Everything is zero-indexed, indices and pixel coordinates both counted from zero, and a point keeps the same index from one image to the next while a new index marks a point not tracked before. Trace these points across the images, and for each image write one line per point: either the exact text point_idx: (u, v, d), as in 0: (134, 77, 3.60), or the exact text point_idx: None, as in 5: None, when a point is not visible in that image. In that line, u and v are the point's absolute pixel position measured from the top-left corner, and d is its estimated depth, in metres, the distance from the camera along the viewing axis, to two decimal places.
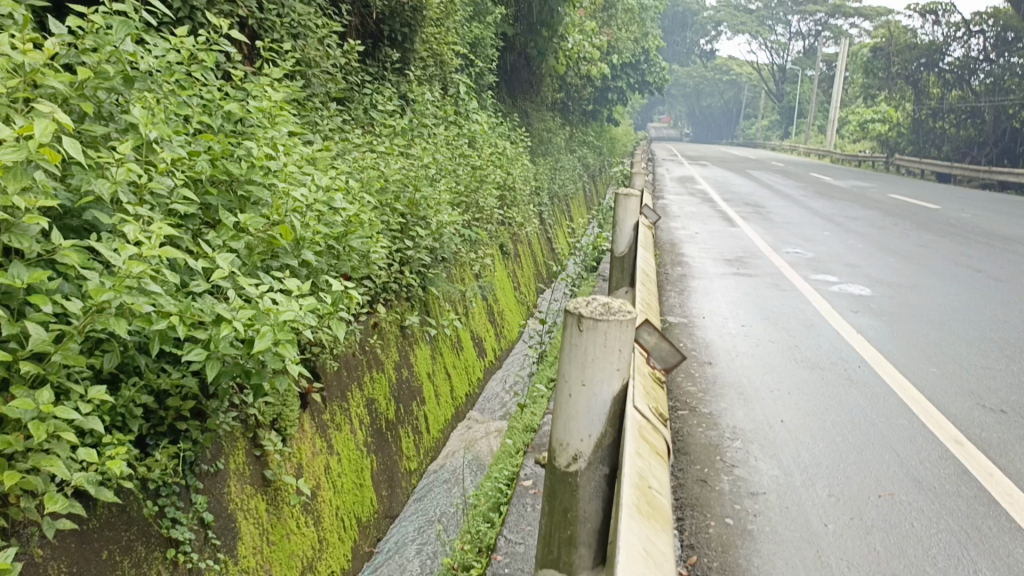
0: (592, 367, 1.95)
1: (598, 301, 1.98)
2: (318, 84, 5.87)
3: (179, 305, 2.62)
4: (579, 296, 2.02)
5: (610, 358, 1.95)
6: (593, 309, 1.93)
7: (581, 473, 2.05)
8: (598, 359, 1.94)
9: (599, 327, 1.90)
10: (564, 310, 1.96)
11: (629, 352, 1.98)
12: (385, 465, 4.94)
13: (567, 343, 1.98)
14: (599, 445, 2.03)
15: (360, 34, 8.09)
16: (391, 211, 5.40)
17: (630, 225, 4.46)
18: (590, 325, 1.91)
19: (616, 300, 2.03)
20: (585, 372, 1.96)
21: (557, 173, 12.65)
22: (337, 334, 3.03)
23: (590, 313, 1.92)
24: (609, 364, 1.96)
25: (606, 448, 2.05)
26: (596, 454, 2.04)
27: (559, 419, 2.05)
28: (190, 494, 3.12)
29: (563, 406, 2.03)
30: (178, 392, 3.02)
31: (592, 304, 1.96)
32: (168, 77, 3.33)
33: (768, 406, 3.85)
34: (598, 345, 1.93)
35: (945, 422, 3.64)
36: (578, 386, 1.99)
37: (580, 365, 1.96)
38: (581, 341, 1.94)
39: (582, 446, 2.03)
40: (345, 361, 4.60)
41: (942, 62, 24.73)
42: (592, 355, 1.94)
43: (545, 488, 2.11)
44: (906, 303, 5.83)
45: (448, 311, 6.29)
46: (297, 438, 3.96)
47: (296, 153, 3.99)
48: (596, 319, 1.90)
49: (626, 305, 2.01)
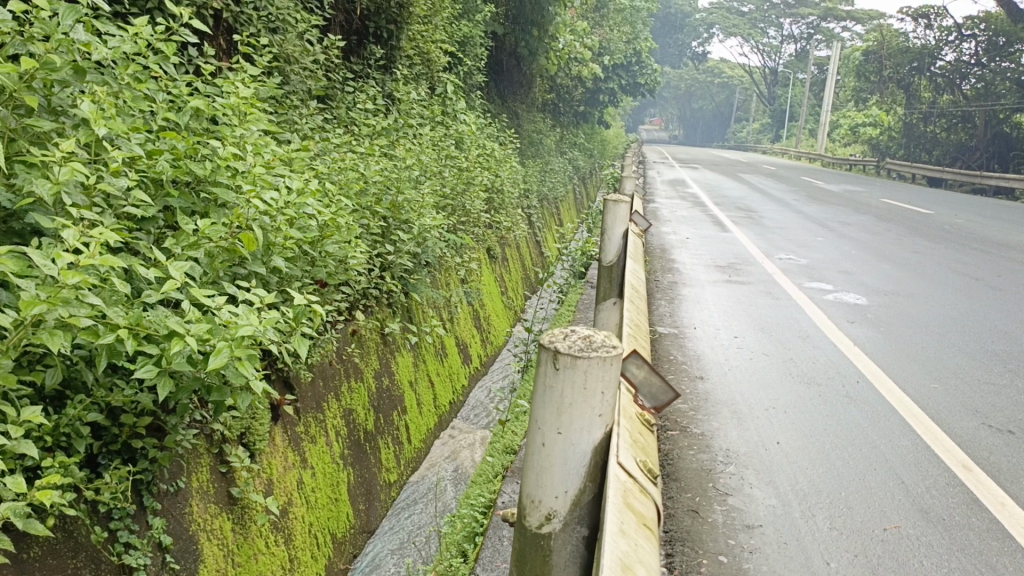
0: (569, 412, 1.75)
1: (578, 336, 1.78)
2: (298, 81, 5.68)
3: (129, 317, 2.43)
4: (556, 328, 1.82)
5: (589, 402, 1.74)
6: (571, 345, 1.72)
7: (556, 535, 1.86)
8: (577, 403, 1.74)
9: (579, 364, 1.69)
10: (539, 346, 1.75)
11: (612, 397, 1.78)
12: (363, 477, 4.73)
13: (542, 384, 1.77)
14: (576, 503, 1.85)
15: (345, 31, 7.90)
16: (372, 214, 5.22)
17: (619, 233, 4.27)
18: (568, 362, 1.70)
19: (599, 333, 1.82)
20: (561, 418, 1.76)
21: (547, 176, 12.48)
22: (304, 353, 2.83)
23: (568, 349, 1.71)
24: (590, 410, 1.76)
25: (584, 507, 1.86)
26: (573, 514, 1.85)
27: (531, 473, 1.85)
28: (147, 517, 2.91)
29: (536, 457, 1.83)
30: (133, 408, 2.82)
31: (570, 338, 1.75)
32: (125, 71, 3.14)
33: (763, 426, 3.68)
34: (578, 386, 1.72)
35: (949, 444, 3.47)
36: (553, 434, 1.79)
37: (555, 411, 1.76)
38: (557, 381, 1.73)
39: (556, 505, 1.84)
40: (321, 371, 4.41)
41: (932, 67, 24.64)
42: (570, 399, 1.74)
43: (514, 549, 1.93)
44: (902, 313, 5.67)
45: (431, 316, 6.10)
46: (267, 453, 3.76)
47: (269, 154, 3.81)
48: (574, 356, 1.69)
49: (610, 339, 1.80)
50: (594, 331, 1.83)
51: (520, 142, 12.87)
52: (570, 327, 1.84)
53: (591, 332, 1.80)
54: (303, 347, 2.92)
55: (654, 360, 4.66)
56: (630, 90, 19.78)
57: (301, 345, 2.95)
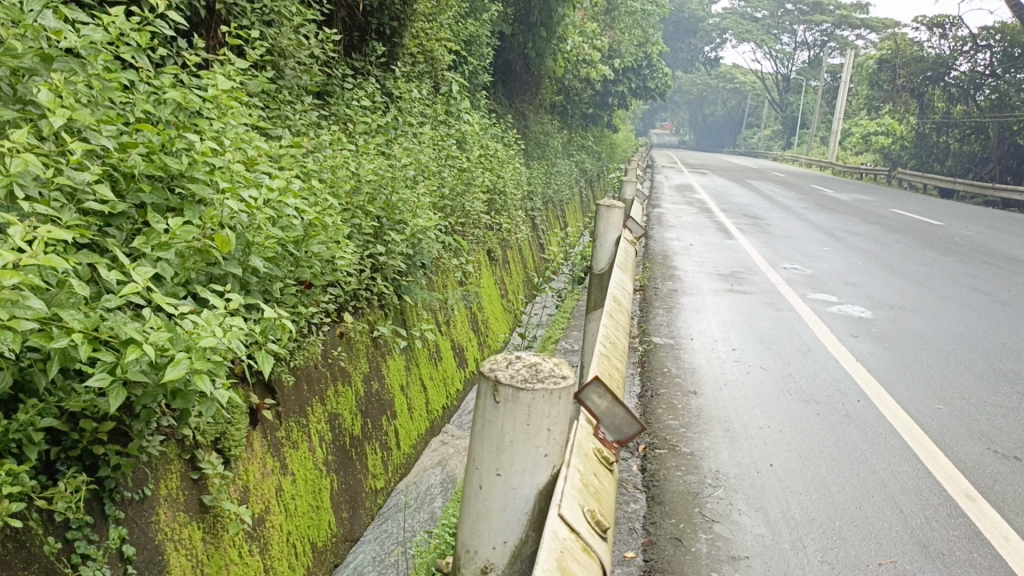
0: (509, 453, 1.62)
1: (523, 364, 1.65)
2: (293, 76, 5.56)
3: (86, 321, 2.33)
4: (500, 355, 1.70)
5: (532, 440, 1.62)
6: (513, 375, 1.61)
7: None
8: (519, 441, 1.61)
9: (522, 398, 1.58)
10: (479, 375, 1.63)
11: (559, 437, 1.66)
12: (348, 484, 4.58)
13: (482, 420, 1.65)
14: (516, 554, 1.70)
15: (347, 27, 7.78)
16: (364, 214, 5.09)
17: (612, 239, 4.13)
18: (509, 396, 1.59)
19: (547, 360, 1.69)
20: (501, 459, 1.63)
21: (552, 178, 12.33)
22: (267, 367, 2.73)
23: (509, 380, 1.59)
24: (533, 449, 1.63)
25: (525, 560, 1.70)
26: (512, 567, 1.70)
27: (468, 518, 1.73)
28: (108, 527, 2.77)
29: (474, 501, 1.71)
30: (94, 413, 2.70)
31: (514, 366, 1.63)
32: (97, 61, 3.04)
33: (757, 447, 3.52)
34: (519, 422, 1.60)
35: (952, 471, 3.32)
36: (492, 475, 1.66)
37: (495, 450, 1.64)
38: (498, 415, 1.61)
39: (494, 556, 1.70)
40: (306, 374, 4.28)
41: (948, 76, 24.37)
42: (511, 437, 1.61)
43: None
44: (908, 328, 5.51)
45: (425, 319, 5.96)
46: (244, 459, 3.61)
47: (253, 150, 3.69)
48: (516, 389, 1.57)
49: (559, 368, 1.68)
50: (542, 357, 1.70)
51: (526, 144, 12.73)
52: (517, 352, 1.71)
53: (538, 360, 1.67)
54: (269, 361, 2.82)
55: (648, 373, 4.50)
56: (641, 94, 19.60)
57: (266, 359, 2.82)
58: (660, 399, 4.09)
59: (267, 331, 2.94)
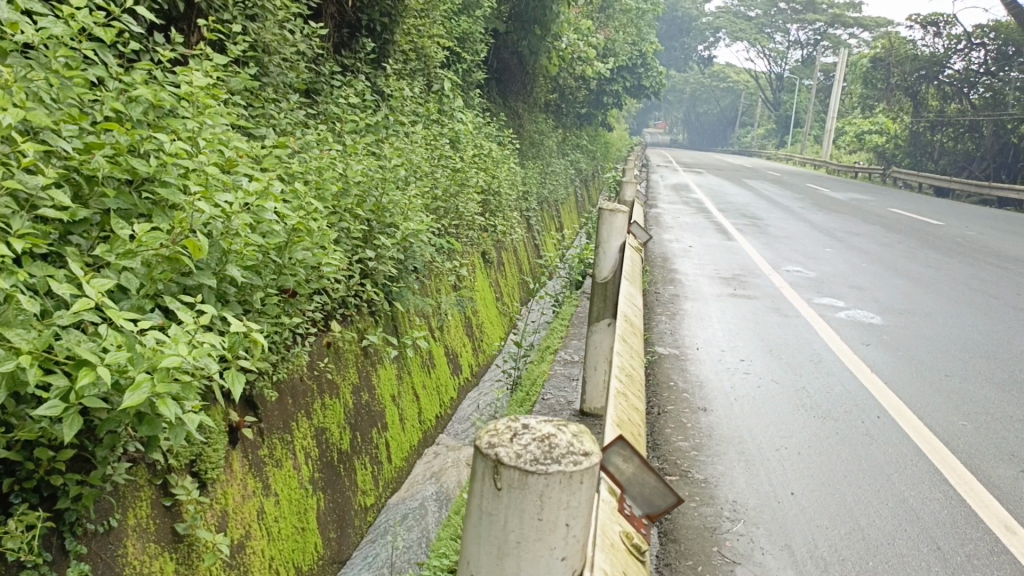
0: (515, 556, 1.15)
1: (531, 433, 1.17)
2: (277, 73, 5.35)
3: (36, 339, 2.11)
4: (503, 417, 1.23)
5: (546, 541, 1.13)
6: (519, 450, 1.12)
7: None
8: (528, 543, 1.13)
9: (531, 484, 1.11)
10: (474, 451, 1.15)
11: (583, 534, 1.17)
12: (336, 503, 4.33)
13: (477, 512, 1.18)
14: None
15: (337, 23, 7.57)
16: (352, 217, 4.85)
17: (615, 246, 3.88)
18: (513, 480, 1.11)
19: (567, 431, 1.18)
20: (503, 565, 1.16)
21: (547, 178, 12.12)
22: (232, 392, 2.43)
23: (513, 458, 1.11)
24: (548, 552, 1.15)
25: None
26: None
27: None
28: (68, 563, 2.54)
29: None
30: (50, 440, 2.48)
31: (520, 438, 1.15)
32: (55, 57, 2.85)
33: (775, 473, 3.30)
34: (528, 517, 1.13)
35: (986, 498, 3.12)
36: None
37: (495, 552, 1.16)
38: (499, 505, 1.14)
39: None
40: (290, 388, 4.04)
41: (941, 75, 24.19)
42: (517, 537, 1.13)
43: None
44: (920, 335, 5.31)
45: (418, 325, 5.73)
46: (222, 482, 3.37)
47: (232, 151, 3.48)
48: (523, 472, 1.10)
49: (578, 440, 1.18)
50: (560, 425, 1.20)
51: (521, 143, 12.51)
52: (526, 414, 1.23)
53: (553, 430, 1.19)
54: (239, 384, 2.57)
55: (654, 387, 4.28)
56: (636, 93, 19.39)
57: (235, 382, 2.58)
58: (667, 416, 3.87)
59: (235, 348, 2.69)
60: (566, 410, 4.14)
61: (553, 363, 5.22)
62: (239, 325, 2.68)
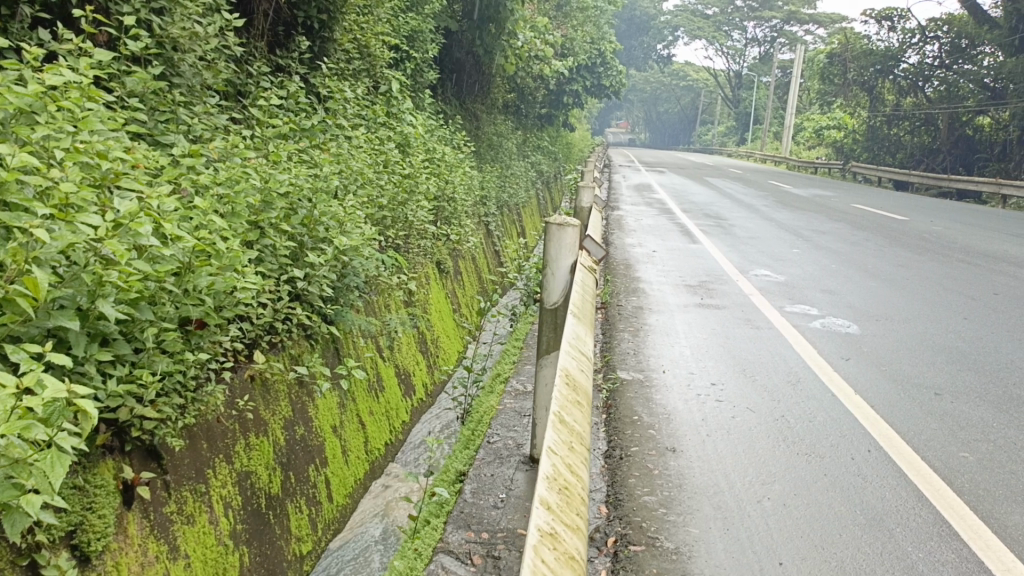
0: None
1: None
2: (191, 73, 4.80)
3: None
4: None
5: None
6: None
7: None
8: None
9: None
10: None
11: None
12: (265, 554, 3.66)
13: None
14: None
15: (271, 21, 7.06)
16: (278, 233, 4.35)
17: (563, 263, 3.44)
18: None
19: None
20: None
21: (507, 181, 11.67)
22: (64, 472, 1.93)
23: None
24: None
25: None
26: None
27: None
28: None
29: None
30: None
31: None
32: None
33: (759, 536, 2.89)
34: None
35: (1007, 559, 2.72)
36: None
37: None
38: None
39: None
40: (207, 431, 3.43)
41: (896, 69, 24.31)
42: None
43: None
44: (903, 344, 4.98)
45: (362, 346, 5.20)
46: (114, 551, 2.74)
47: (113, 162, 2.96)
48: None
49: None
50: None
51: (477, 145, 12.04)
52: None
53: None
54: (67, 459, 1.99)
55: (615, 423, 3.86)
56: (596, 93, 18.94)
57: (60, 458, 1.99)
58: (632, 462, 3.46)
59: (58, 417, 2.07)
60: (514, 456, 3.75)
61: (504, 395, 4.79)
62: (62, 389, 2.00)
